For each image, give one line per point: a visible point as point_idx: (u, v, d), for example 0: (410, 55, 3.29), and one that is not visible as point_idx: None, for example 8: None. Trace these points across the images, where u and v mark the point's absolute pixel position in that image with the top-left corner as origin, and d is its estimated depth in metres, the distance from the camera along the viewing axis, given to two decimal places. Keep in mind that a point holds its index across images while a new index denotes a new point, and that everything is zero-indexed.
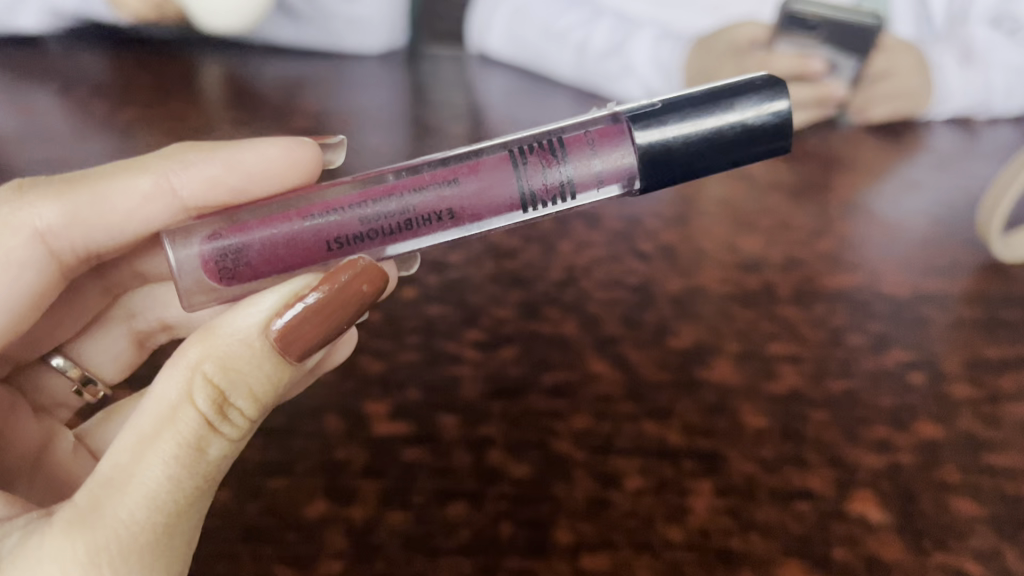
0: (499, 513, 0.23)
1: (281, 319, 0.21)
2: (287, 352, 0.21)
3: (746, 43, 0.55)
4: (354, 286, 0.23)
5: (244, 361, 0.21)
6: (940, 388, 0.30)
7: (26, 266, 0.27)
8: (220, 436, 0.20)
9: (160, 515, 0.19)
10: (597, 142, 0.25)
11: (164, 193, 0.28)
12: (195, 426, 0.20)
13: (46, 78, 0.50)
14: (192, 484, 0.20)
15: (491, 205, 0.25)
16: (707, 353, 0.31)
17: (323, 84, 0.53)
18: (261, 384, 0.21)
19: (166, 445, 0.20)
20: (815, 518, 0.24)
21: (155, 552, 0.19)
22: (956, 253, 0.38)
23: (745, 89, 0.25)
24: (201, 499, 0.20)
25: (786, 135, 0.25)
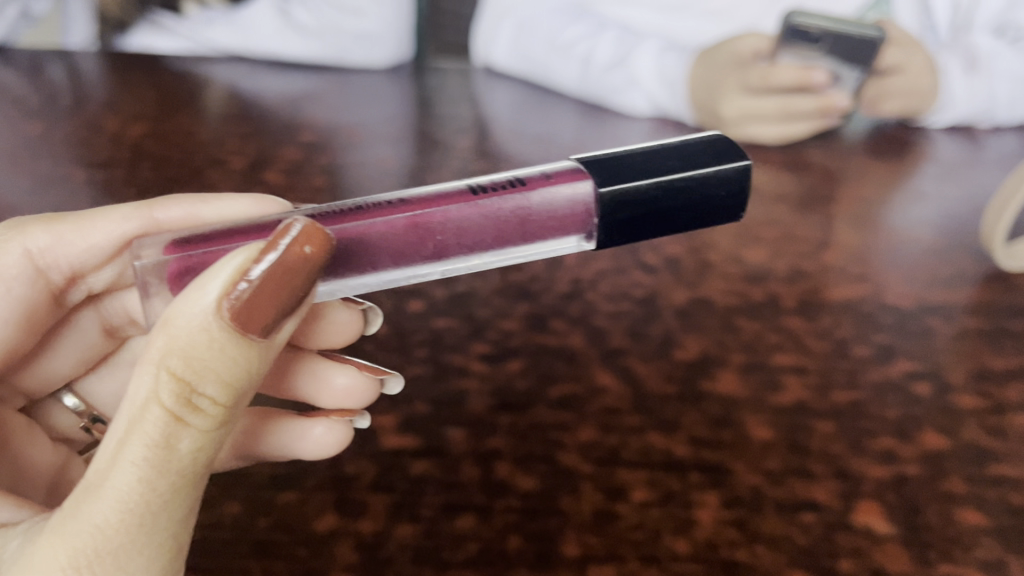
0: (507, 525, 0.24)
1: (232, 296, 0.20)
2: (249, 329, 0.20)
3: (750, 55, 0.55)
4: (297, 249, 0.21)
5: (205, 348, 0.20)
6: (946, 399, 0.30)
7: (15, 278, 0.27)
8: (189, 426, 0.19)
9: (135, 516, 0.19)
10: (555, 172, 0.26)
11: (143, 213, 0.29)
12: (163, 421, 0.19)
13: (55, 97, 0.50)
14: (165, 481, 0.19)
15: (443, 194, 0.25)
16: (713, 365, 0.31)
17: (328, 99, 0.54)
18: (229, 369, 0.20)
19: (136, 443, 0.19)
20: (820, 530, 0.24)
21: (133, 554, 0.19)
22: (960, 263, 0.38)
23: (705, 150, 0.26)
24: (179, 494, 0.20)
25: (740, 199, 0.26)
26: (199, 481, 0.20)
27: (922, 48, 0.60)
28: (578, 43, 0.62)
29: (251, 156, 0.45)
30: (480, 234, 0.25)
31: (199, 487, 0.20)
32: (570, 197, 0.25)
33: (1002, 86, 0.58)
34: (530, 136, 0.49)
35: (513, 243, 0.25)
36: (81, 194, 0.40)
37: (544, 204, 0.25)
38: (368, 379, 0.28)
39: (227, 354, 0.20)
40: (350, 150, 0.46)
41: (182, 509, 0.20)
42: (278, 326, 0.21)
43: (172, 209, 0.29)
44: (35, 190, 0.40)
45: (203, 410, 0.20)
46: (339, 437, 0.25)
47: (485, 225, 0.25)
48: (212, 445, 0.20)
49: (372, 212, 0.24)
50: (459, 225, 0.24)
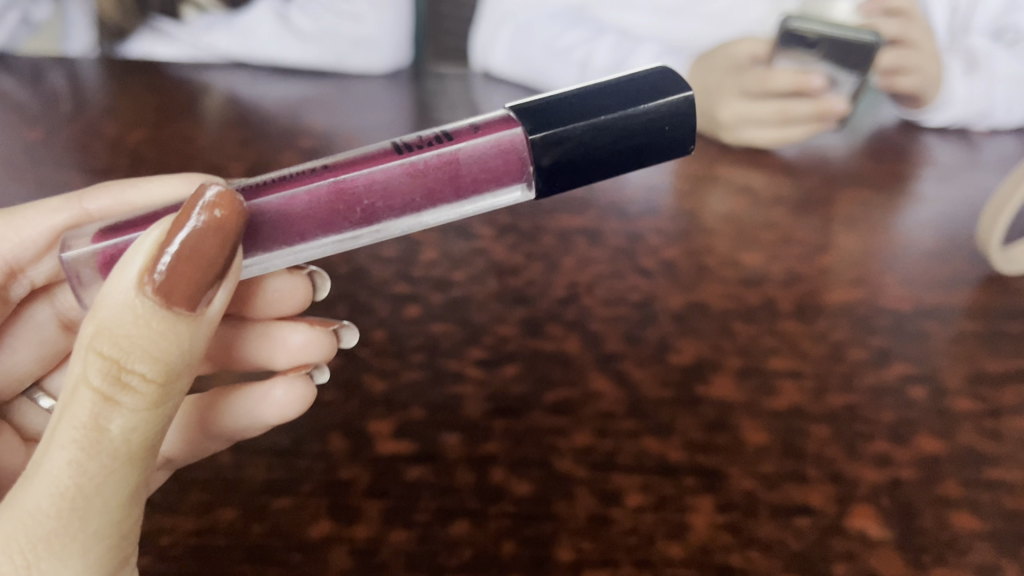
0: (501, 530, 0.24)
1: (152, 273, 0.19)
2: (172, 302, 0.19)
3: (747, 59, 0.55)
4: (207, 213, 0.20)
5: (129, 325, 0.19)
6: (942, 403, 0.30)
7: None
8: (119, 406, 0.19)
9: (65, 502, 0.18)
10: (479, 119, 0.26)
11: (72, 202, 0.30)
12: (91, 403, 0.19)
13: (54, 103, 0.51)
14: (96, 464, 0.19)
15: (367, 156, 0.25)
16: (708, 369, 0.31)
17: (327, 104, 0.54)
18: (159, 346, 0.19)
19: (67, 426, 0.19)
20: (814, 534, 0.24)
21: (67, 538, 0.19)
22: (957, 266, 0.38)
23: (646, 86, 0.26)
24: (114, 476, 0.19)
25: (686, 132, 0.26)
26: (139, 460, 0.20)
27: (932, 43, 0.59)
28: (577, 47, 0.63)
29: (250, 162, 0.45)
30: (408, 194, 0.24)
31: (141, 466, 0.20)
32: (499, 145, 0.25)
33: (1001, 89, 0.59)
34: None
35: (445, 199, 0.25)
36: None
37: (472, 155, 0.25)
38: (322, 333, 0.29)
39: (154, 329, 0.19)
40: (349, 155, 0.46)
41: (121, 488, 0.19)
42: (209, 297, 0.20)
43: (100, 198, 0.31)
44: (34, 196, 0.40)
45: (133, 388, 0.19)
46: (303, 394, 0.27)
47: (411, 185, 0.24)
48: (150, 424, 0.19)
49: (296, 180, 0.24)
50: (384, 186, 0.24)
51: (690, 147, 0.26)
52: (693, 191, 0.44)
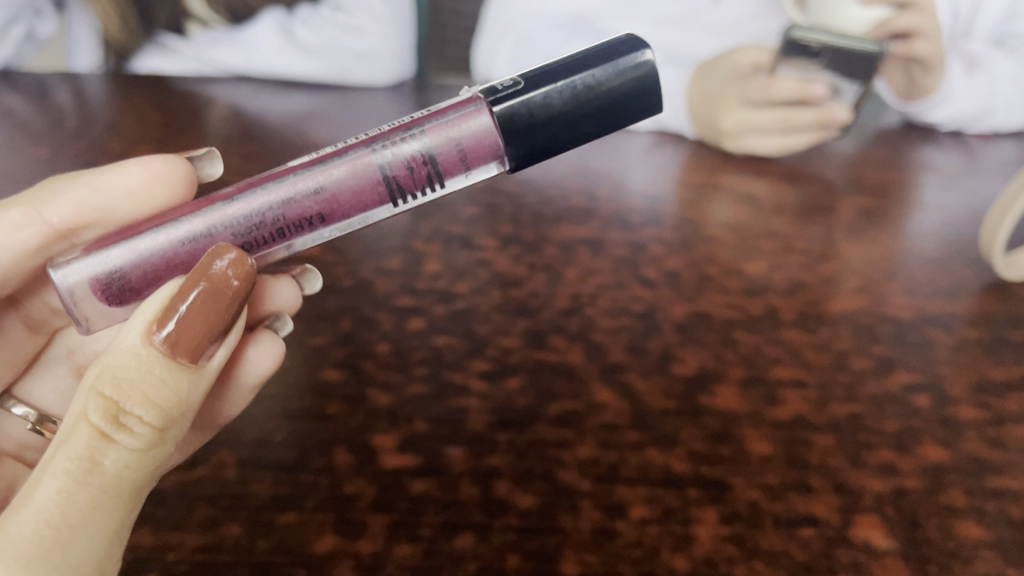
0: (506, 544, 0.24)
1: (166, 324, 0.22)
2: (179, 353, 0.22)
3: (749, 67, 0.55)
4: (218, 269, 0.24)
5: (136, 370, 0.21)
6: (946, 411, 0.30)
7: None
8: (115, 444, 0.20)
9: (51, 527, 0.19)
10: (459, 124, 0.27)
11: (35, 217, 0.30)
12: (88, 440, 0.20)
13: (59, 119, 0.51)
14: (86, 493, 0.20)
15: (360, 204, 0.27)
16: (712, 380, 0.31)
17: (330, 116, 0.54)
18: (158, 393, 0.22)
19: (62, 463, 0.20)
20: (819, 545, 0.24)
21: (55, 562, 0.19)
22: (961, 273, 0.38)
23: (608, 54, 0.27)
24: (102, 509, 0.20)
25: (651, 93, 0.28)
26: (126, 504, 0.21)
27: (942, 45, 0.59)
28: None
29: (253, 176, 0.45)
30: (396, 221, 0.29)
31: (128, 512, 0.21)
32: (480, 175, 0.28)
33: (1001, 90, 0.60)
34: None
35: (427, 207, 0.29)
36: None
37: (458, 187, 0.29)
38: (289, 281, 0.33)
39: (157, 374, 0.22)
40: None
41: (104, 530, 0.20)
42: (209, 351, 0.23)
43: (63, 209, 0.30)
44: None
45: (132, 429, 0.21)
46: (274, 354, 0.29)
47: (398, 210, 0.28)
48: (141, 469, 0.21)
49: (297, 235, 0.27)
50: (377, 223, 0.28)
51: (658, 107, 0.28)
52: (695, 200, 0.45)
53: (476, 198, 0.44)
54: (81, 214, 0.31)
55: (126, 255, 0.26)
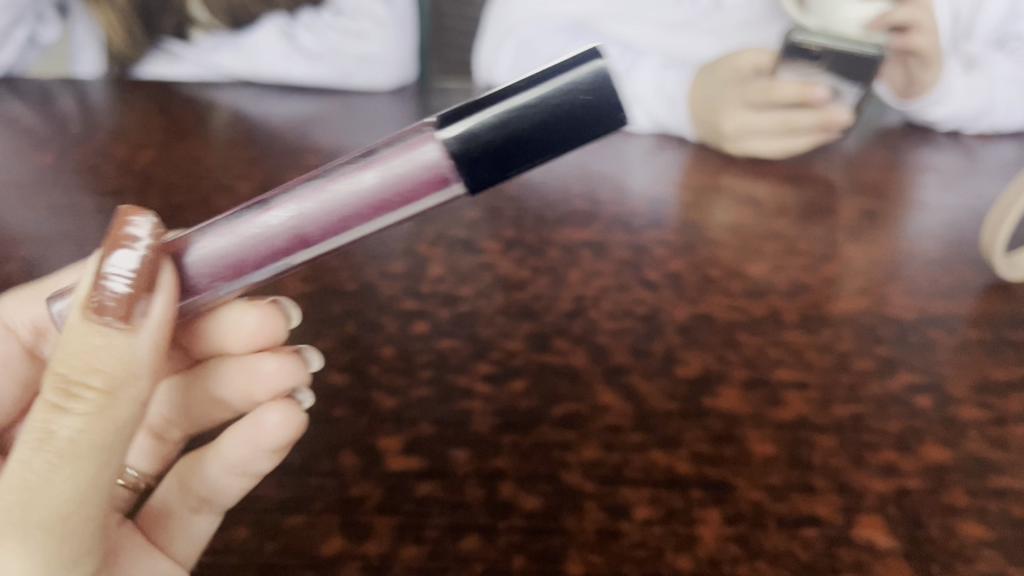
0: (511, 546, 0.24)
1: (93, 292, 0.22)
2: (108, 312, 0.22)
3: (750, 71, 0.55)
4: (124, 232, 0.23)
5: (76, 343, 0.22)
6: (948, 411, 0.30)
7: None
8: (66, 412, 0.21)
9: (14, 494, 0.20)
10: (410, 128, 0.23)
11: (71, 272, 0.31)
12: (43, 412, 0.21)
13: (64, 125, 0.51)
14: (39, 459, 0.21)
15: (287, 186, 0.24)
16: (715, 381, 0.31)
17: (332, 120, 0.55)
18: (100, 355, 0.22)
19: (25, 434, 0.21)
20: (822, 544, 0.24)
21: (21, 534, 0.20)
22: (962, 274, 0.38)
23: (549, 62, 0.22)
24: (61, 469, 0.21)
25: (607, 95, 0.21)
26: (87, 463, 0.21)
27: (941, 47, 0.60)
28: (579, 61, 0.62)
29: (257, 181, 0.45)
30: (319, 211, 0.23)
31: (93, 472, 0.22)
32: (412, 144, 0.22)
33: (1000, 89, 0.60)
34: None
35: (360, 209, 0.23)
36: (92, 221, 0.40)
37: (386, 160, 0.22)
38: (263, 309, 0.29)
39: (92, 341, 0.22)
40: None
41: (66, 490, 0.21)
42: (144, 310, 0.23)
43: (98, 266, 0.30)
44: (48, 218, 0.41)
45: (81, 397, 0.21)
46: (295, 418, 0.27)
47: (342, 224, 0.23)
48: (96, 430, 0.22)
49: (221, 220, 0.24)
50: (296, 209, 0.23)
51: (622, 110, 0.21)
52: (697, 202, 0.45)
53: (479, 202, 0.44)
54: None
55: None
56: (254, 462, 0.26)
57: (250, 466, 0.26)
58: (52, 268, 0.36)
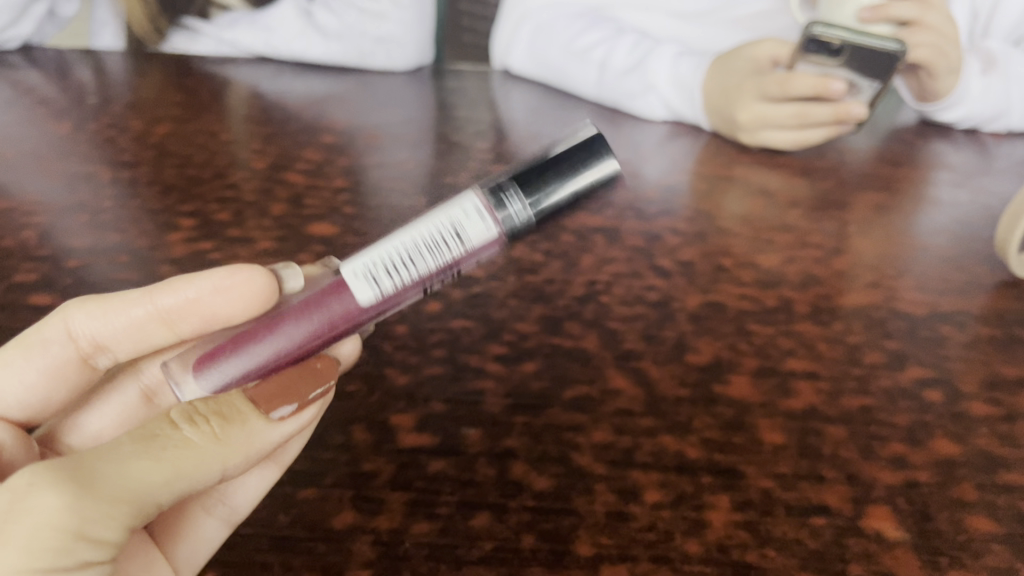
0: (522, 525, 0.24)
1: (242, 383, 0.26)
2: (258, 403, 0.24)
3: (767, 62, 0.54)
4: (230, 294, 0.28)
5: (225, 403, 0.24)
6: (957, 406, 0.30)
7: (48, 340, 0.27)
8: (178, 428, 0.22)
9: (106, 470, 0.20)
10: (478, 252, 0.27)
11: (142, 298, 0.28)
12: (160, 425, 0.22)
13: (79, 97, 0.51)
14: (130, 447, 0.21)
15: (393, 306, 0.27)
16: (726, 369, 0.31)
17: (347, 100, 0.55)
18: (230, 406, 0.24)
19: (130, 433, 0.22)
20: (831, 533, 0.24)
21: (102, 517, 0.20)
22: (974, 272, 0.38)
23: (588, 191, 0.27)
24: (163, 468, 0.21)
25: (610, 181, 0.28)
26: (164, 471, 0.21)
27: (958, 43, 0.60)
28: (597, 46, 0.62)
29: (272, 157, 0.45)
30: None
31: (160, 484, 0.21)
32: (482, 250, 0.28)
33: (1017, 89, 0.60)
34: (547, 140, 0.50)
35: None
36: (108, 192, 0.40)
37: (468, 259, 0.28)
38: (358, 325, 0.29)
39: (238, 410, 0.24)
40: (368, 151, 0.47)
41: (137, 483, 0.21)
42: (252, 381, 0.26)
43: (166, 294, 0.28)
44: (65, 187, 0.41)
45: (200, 427, 0.23)
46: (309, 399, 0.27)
47: None
48: (193, 454, 0.22)
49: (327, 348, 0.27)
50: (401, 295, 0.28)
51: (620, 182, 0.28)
52: (710, 192, 0.45)
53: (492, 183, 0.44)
54: (170, 252, 0.36)
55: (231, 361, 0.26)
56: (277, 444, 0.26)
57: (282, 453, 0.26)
58: (68, 237, 0.36)
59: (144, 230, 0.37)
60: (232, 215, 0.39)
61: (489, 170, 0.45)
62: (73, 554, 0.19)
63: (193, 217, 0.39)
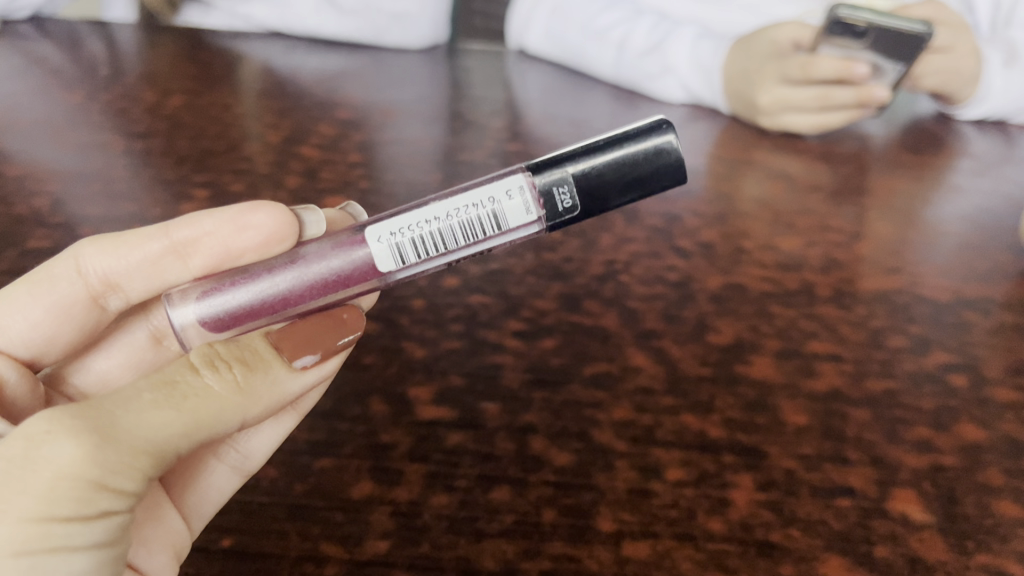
0: (542, 499, 0.24)
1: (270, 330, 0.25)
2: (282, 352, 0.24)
3: (788, 45, 0.54)
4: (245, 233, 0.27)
5: (246, 348, 0.23)
6: (982, 392, 0.30)
7: (57, 278, 0.28)
8: (199, 374, 0.22)
9: (124, 419, 0.20)
10: (511, 239, 0.27)
11: (158, 233, 0.28)
12: (180, 370, 0.22)
13: (92, 68, 0.51)
14: (150, 394, 0.21)
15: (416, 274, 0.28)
16: (748, 349, 0.31)
17: (362, 76, 0.54)
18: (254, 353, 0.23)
19: (148, 377, 0.21)
20: (856, 515, 0.24)
21: (120, 469, 0.20)
22: (998, 259, 0.38)
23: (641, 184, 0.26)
24: (182, 421, 0.21)
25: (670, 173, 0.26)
26: (184, 423, 0.21)
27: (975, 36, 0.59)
28: (614, 29, 0.61)
29: (286, 131, 0.45)
30: None
31: (179, 434, 0.21)
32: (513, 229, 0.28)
33: None
34: (563, 120, 0.50)
35: None
36: (120, 161, 0.40)
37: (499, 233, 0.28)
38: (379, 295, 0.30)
39: (260, 357, 0.23)
40: (383, 127, 0.46)
41: (157, 435, 0.20)
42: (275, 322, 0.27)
43: (182, 228, 0.28)
44: (77, 155, 0.40)
45: (222, 373, 0.22)
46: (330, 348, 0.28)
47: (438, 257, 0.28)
48: (215, 404, 0.21)
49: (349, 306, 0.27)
50: None
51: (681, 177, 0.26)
52: (729, 175, 0.44)
53: (509, 161, 0.43)
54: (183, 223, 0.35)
55: (249, 294, 0.26)
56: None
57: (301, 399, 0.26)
58: (80, 205, 0.36)
59: (157, 200, 0.37)
60: (247, 187, 0.39)
61: (505, 148, 0.45)
62: (94, 504, 0.20)
63: (206, 188, 0.38)
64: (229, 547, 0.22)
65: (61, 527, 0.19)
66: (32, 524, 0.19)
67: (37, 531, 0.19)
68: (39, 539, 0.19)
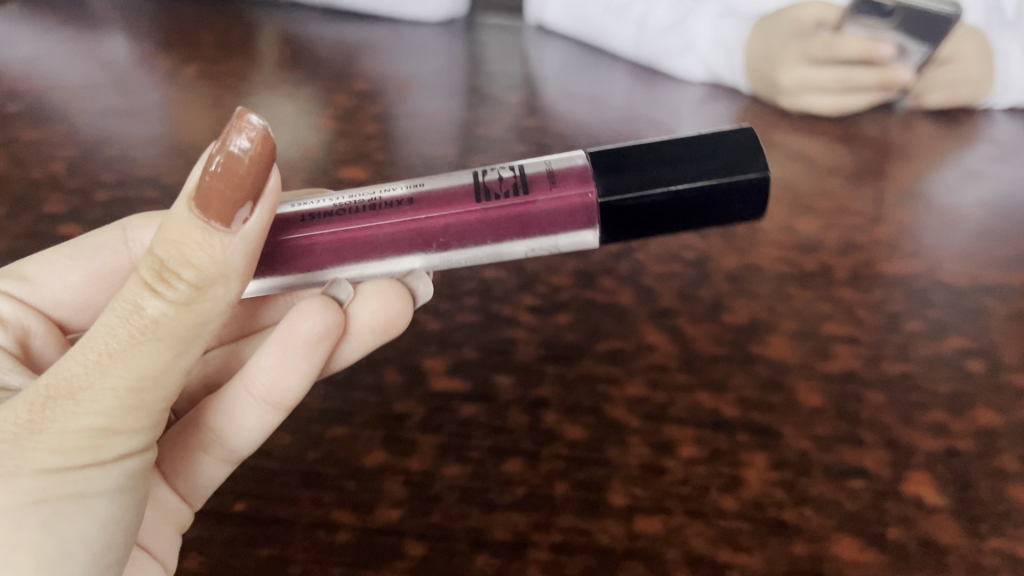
0: (554, 472, 0.24)
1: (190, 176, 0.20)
2: (212, 213, 0.19)
3: (813, 23, 0.53)
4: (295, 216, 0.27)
5: (171, 228, 0.19)
6: (1000, 378, 0.29)
7: (101, 246, 0.29)
8: (155, 295, 0.19)
9: (107, 365, 0.19)
10: (558, 174, 0.24)
11: None
12: (134, 291, 0.19)
13: (108, 35, 0.51)
14: (122, 331, 0.19)
15: (448, 195, 0.24)
16: (763, 330, 0.30)
17: (380, 48, 0.54)
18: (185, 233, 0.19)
19: (110, 309, 0.19)
20: (869, 496, 0.24)
21: (128, 413, 0.20)
22: (1019, 246, 0.37)
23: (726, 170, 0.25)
24: (167, 350, 0.20)
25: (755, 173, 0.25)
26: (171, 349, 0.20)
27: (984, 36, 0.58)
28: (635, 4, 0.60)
29: (302, 102, 0.44)
30: (480, 238, 0.24)
31: (170, 360, 0.20)
32: (570, 199, 0.24)
33: None
34: (580, 97, 0.49)
35: (512, 238, 0.25)
36: (135, 128, 0.40)
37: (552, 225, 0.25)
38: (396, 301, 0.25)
39: (192, 235, 0.19)
40: (400, 99, 0.46)
41: (148, 368, 0.19)
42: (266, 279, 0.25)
43: None
44: (91, 121, 0.40)
45: (173, 286, 0.19)
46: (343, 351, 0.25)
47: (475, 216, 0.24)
48: (184, 321, 0.20)
49: (383, 212, 0.24)
50: (462, 228, 0.24)
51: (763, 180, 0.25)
52: None
53: (526, 136, 0.43)
54: None
55: None
56: (278, 387, 0.23)
57: (280, 393, 0.23)
58: (97, 170, 0.36)
59: (172, 167, 0.37)
60: None
61: (522, 123, 0.44)
62: (109, 447, 0.20)
63: None
64: (243, 512, 0.23)
65: (81, 474, 0.19)
66: (49, 476, 0.19)
67: (55, 481, 0.19)
68: (58, 487, 0.19)
